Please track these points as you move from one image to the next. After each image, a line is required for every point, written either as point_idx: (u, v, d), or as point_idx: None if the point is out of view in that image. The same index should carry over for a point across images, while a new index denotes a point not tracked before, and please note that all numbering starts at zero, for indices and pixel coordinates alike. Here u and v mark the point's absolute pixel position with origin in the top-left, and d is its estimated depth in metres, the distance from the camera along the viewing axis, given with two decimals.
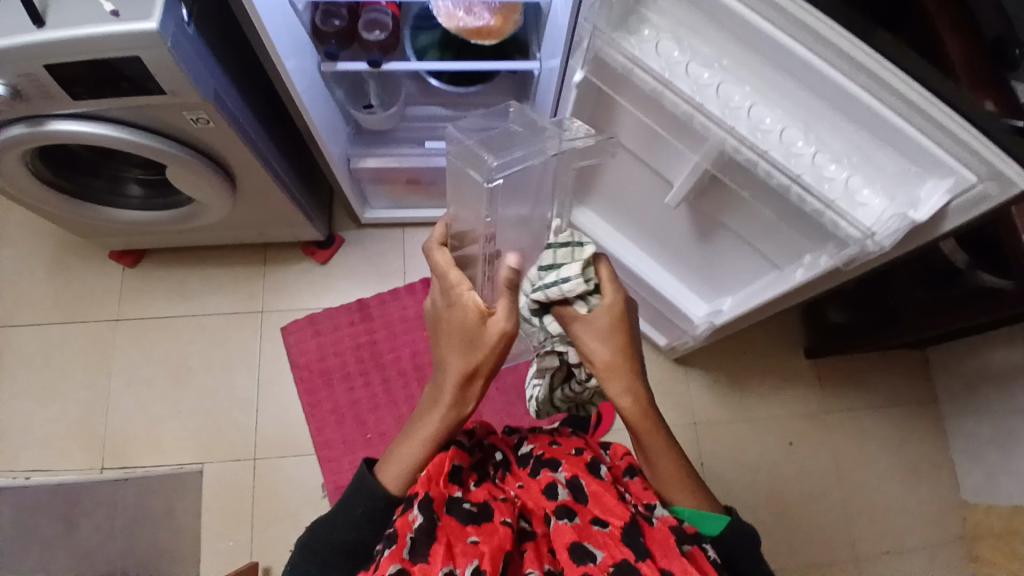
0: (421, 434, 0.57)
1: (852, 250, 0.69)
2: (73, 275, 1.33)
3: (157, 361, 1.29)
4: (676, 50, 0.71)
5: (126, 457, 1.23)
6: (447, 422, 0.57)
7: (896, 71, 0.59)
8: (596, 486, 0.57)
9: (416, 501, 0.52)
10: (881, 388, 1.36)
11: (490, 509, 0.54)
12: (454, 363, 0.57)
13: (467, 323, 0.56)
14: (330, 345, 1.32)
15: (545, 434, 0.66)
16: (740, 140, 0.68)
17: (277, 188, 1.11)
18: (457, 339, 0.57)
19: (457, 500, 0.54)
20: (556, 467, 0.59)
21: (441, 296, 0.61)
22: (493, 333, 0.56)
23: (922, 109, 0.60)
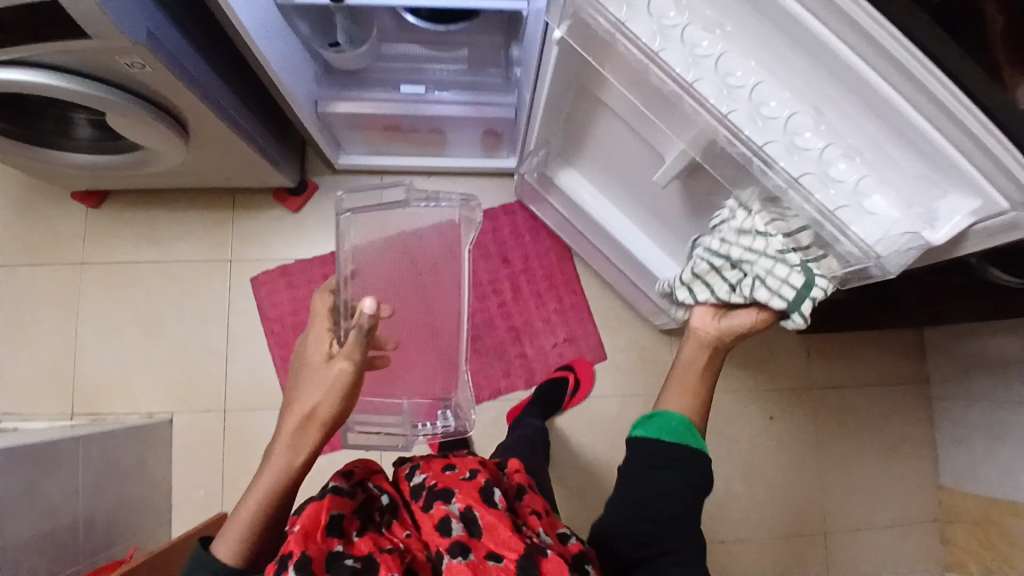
0: (259, 485, 0.54)
1: (859, 264, 0.62)
2: (35, 215, 1.27)
3: (125, 309, 1.25)
4: (671, 9, 0.60)
5: (97, 405, 1.21)
6: (282, 480, 0.54)
7: (933, 69, 0.49)
8: (490, 518, 0.55)
9: (291, 563, 0.48)
10: (871, 365, 1.32)
11: (377, 562, 0.50)
12: (299, 402, 0.56)
13: (316, 364, 0.58)
14: (302, 299, 1.27)
15: (438, 463, 0.64)
16: (733, 132, 0.59)
17: (235, 134, 1.01)
18: (309, 382, 0.57)
19: (339, 555, 0.50)
20: (449, 498, 0.57)
21: (310, 339, 0.62)
22: (338, 373, 0.56)
23: (952, 109, 0.50)
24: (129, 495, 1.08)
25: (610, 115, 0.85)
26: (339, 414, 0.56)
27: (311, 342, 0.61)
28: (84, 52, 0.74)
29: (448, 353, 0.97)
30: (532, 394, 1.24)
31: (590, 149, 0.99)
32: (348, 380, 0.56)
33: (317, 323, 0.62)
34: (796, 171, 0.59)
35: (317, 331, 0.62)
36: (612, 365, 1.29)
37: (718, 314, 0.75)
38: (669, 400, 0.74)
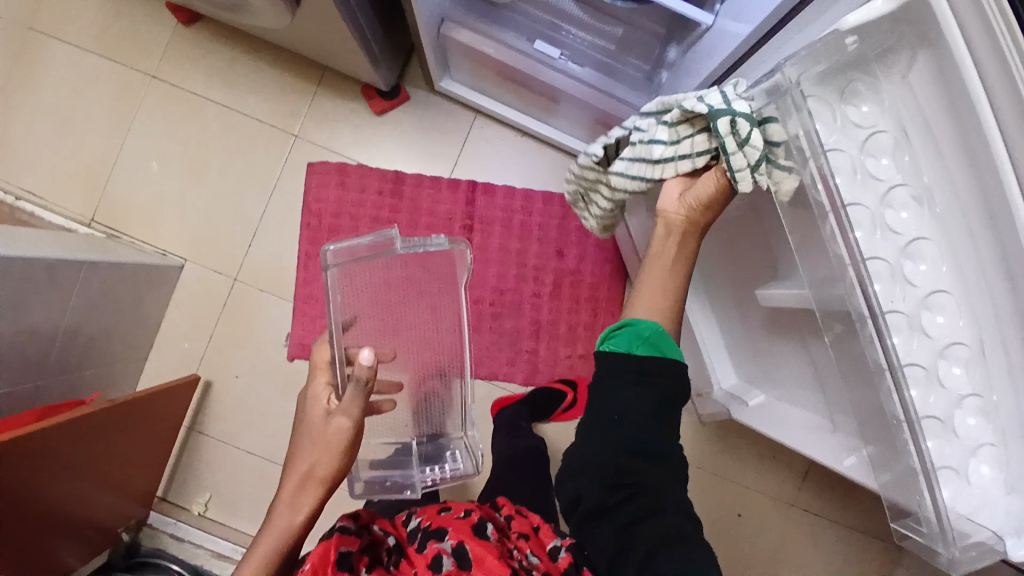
0: (257, 551, 0.57)
1: (913, 529, 0.53)
2: (125, 7, 1.19)
3: (176, 141, 1.20)
4: (886, 158, 0.50)
5: (116, 222, 1.18)
6: (278, 543, 0.58)
7: None
8: (479, 549, 0.53)
9: None
10: (860, 512, 1.26)
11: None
12: (301, 463, 0.60)
13: (316, 423, 0.62)
14: (347, 205, 1.21)
15: (433, 506, 0.62)
16: (875, 331, 0.50)
17: (344, 24, 0.92)
18: (311, 443, 0.61)
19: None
20: (442, 535, 0.55)
21: (309, 396, 0.65)
22: (333, 435, 0.60)
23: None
24: (119, 326, 1.08)
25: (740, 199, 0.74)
26: (339, 472, 0.61)
27: (309, 401, 0.64)
28: None
29: (441, 353, 0.80)
30: (526, 394, 1.19)
31: None
32: (345, 436, 0.60)
33: (316, 378, 0.65)
34: (921, 408, 0.50)
35: (316, 387, 0.64)
36: None
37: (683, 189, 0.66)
38: (639, 301, 0.66)
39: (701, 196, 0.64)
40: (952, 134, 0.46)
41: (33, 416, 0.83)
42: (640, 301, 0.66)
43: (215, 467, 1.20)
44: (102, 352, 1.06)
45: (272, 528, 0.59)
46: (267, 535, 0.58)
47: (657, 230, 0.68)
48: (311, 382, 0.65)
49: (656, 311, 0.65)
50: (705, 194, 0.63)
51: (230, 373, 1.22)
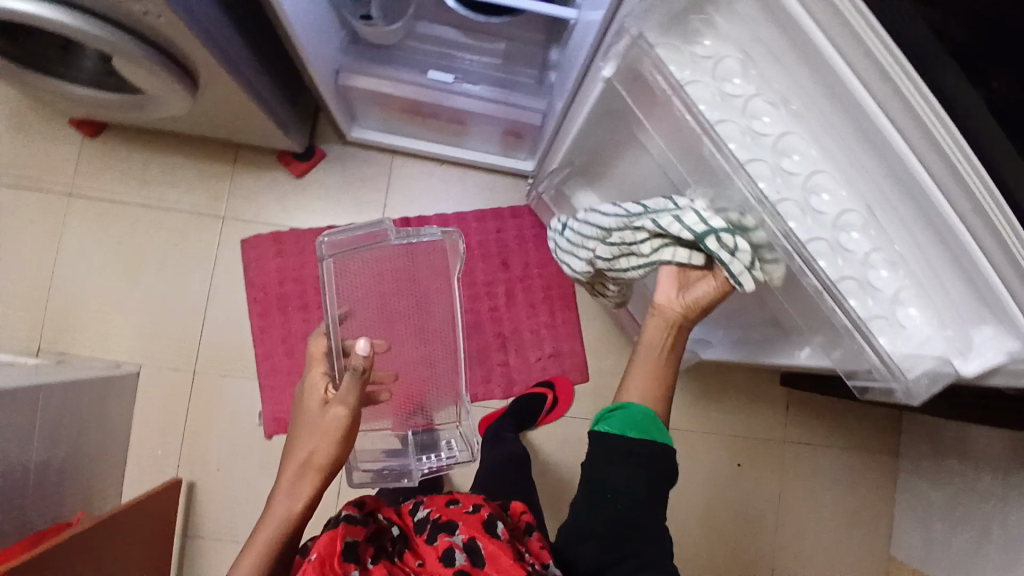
0: (258, 539, 0.56)
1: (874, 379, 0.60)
2: (25, 133, 1.20)
3: (107, 250, 1.21)
4: (738, 78, 0.56)
5: (63, 344, 1.18)
6: (279, 527, 0.56)
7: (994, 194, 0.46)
8: (493, 546, 0.53)
9: None
10: (848, 430, 1.32)
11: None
12: (299, 450, 0.60)
13: (314, 413, 0.63)
14: (290, 270, 1.23)
15: (442, 496, 0.62)
16: (774, 221, 0.56)
17: (246, 95, 0.95)
18: (306, 431, 0.61)
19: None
20: (453, 529, 0.55)
21: (306, 389, 0.67)
22: (331, 423, 0.60)
23: (1012, 254, 0.46)
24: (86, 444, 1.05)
25: (642, 157, 0.79)
26: (338, 459, 0.61)
27: (306, 391, 0.66)
28: None
29: (437, 347, 0.99)
30: (508, 405, 1.21)
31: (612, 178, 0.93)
32: (342, 423, 0.60)
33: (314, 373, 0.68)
34: (835, 274, 0.56)
35: (313, 378, 0.67)
36: (592, 388, 1.27)
37: (680, 290, 0.69)
38: (629, 385, 0.71)
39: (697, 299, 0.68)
40: (782, 39, 0.52)
41: (19, 548, 0.79)
42: (630, 384, 0.71)
43: (218, 567, 1.16)
44: (75, 474, 1.02)
45: (273, 517, 0.57)
46: (268, 520, 0.57)
47: (654, 324, 0.71)
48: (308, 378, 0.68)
49: (646, 394, 0.70)
50: (704, 297, 0.68)
51: (210, 467, 1.18)
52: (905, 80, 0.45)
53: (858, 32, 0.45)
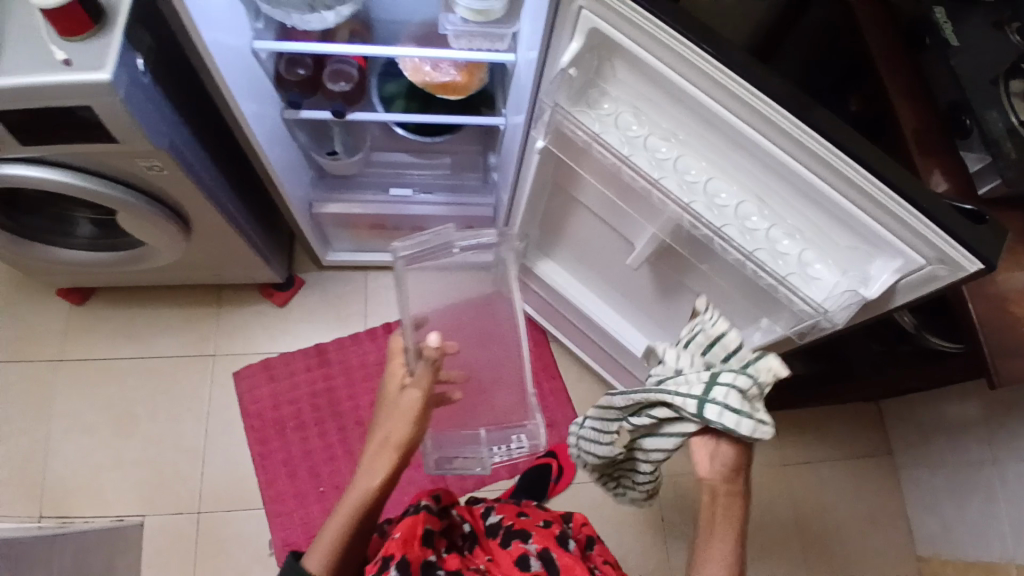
0: (342, 509, 0.62)
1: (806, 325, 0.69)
2: (15, 312, 1.31)
3: (102, 407, 1.26)
4: (634, 125, 0.69)
5: (64, 508, 1.20)
6: (353, 514, 0.61)
7: (852, 163, 0.56)
8: (566, 559, 0.58)
9: (393, 564, 0.55)
10: (839, 438, 1.39)
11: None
12: (380, 431, 0.67)
13: (392, 397, 0.71)
14: (284, 394, 1.28)
15: (512, 506, 0.68)
16: (697, 218, 0.67)
17: (234, 232, 1.08)
18: (387, 412, 0.69)
19: (431, 566, 0.57)
20: (526, 538, 0.61)
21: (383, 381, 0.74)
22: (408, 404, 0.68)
23: (886, 205, 0.58)
24: None
25: (583, 211, 0.94)
26: (414, 440, 0.67)
27: (386, 380, 0.74)
28: (109, 154, 0.84)
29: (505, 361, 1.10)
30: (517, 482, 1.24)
31: (564, 240, 1.07)
32: (417, 404, 0.68)
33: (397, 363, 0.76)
34: (753, 245, 0.67)
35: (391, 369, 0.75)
36: None
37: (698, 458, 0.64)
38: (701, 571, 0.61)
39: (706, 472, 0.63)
40: (657, 89, 0.67)
41: None
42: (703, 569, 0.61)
43: None
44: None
45: (352, 493, 0.62)
46: (352, 492, 0.62)
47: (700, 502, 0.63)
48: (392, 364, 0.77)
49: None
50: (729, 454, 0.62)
51: None
52: (756, 100, 0.57)
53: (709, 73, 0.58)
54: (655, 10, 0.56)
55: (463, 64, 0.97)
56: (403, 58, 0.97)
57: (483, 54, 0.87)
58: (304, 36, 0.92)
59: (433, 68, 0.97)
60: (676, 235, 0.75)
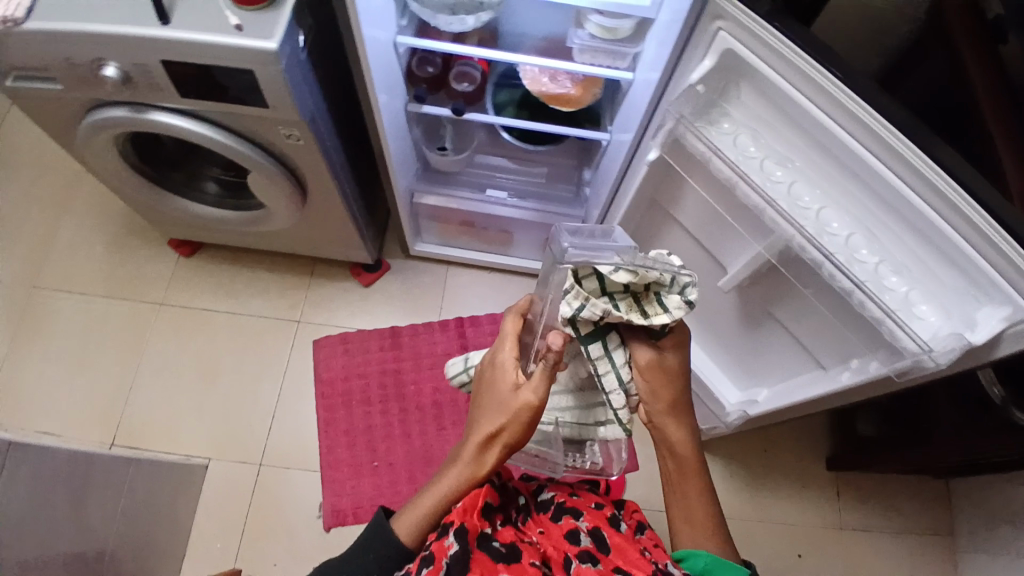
0: (438, 487, 0.61)
1: (907, 363, 0.69)
2: (129, 254, 1.44)
3: (190, 352, 1.36)
4: (752, 146, 0.73)
5: (138, 438, 1.28)
6: (456, 489, 0.60)
7: (971, 201, 0.60)
8: (617, 539, 0.58)
9: (452, 529, 0.54)
10: (897, 510, 1.33)
11: (519, 551, 0.55)
12: (481, 424, 0.61)
13: (501, 390, 0.61)
14: (355, 368, 1.35)
15: (566, 488, 0.69)
16: (808, 240, 0.69)
17: (342, 207, 1.17)
18: (492, 404, 0.61)
19: (488, 537, 0.55)
20: (578, 515, 0.61)
21: (489, 359, 0.65)
22: (517, 401, 0.59)
23: (991, 239, 0.60)
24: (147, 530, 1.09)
25: (678, 230, 0.98)
26: (520, 439, 0.60)
27: (496, 369, 0.63)
28: (253, 117, 0.93)
29: None
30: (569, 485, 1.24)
31: None
32: (532, 411, 0.58)
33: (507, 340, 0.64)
34: (866, 276, 0.68)
35: (502, 355, 0.64)
36: (644, 475, 1.30)
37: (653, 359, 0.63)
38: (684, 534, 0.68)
39: (666, 357, 0.64)
40: (781, 114, 0.72)
41: None
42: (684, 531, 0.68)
43: None
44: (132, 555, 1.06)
45: (446, 481, 0.61)
46: (448, 478, 0.61)
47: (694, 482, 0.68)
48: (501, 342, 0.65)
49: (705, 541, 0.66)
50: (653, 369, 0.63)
51: (267, 562, 1.20)
52: (881, 127, 0.63)
53: (839, 100, 0.64)
54: (785, 32, 0.64)
55: (579, 78, 1.02)
56: (525, 67, 1.02)
57: (604, 69, 0.90)
58: (438, 33, 0.99)
59: (550, 79, 1.02)
60: (783, 255, 0.76)
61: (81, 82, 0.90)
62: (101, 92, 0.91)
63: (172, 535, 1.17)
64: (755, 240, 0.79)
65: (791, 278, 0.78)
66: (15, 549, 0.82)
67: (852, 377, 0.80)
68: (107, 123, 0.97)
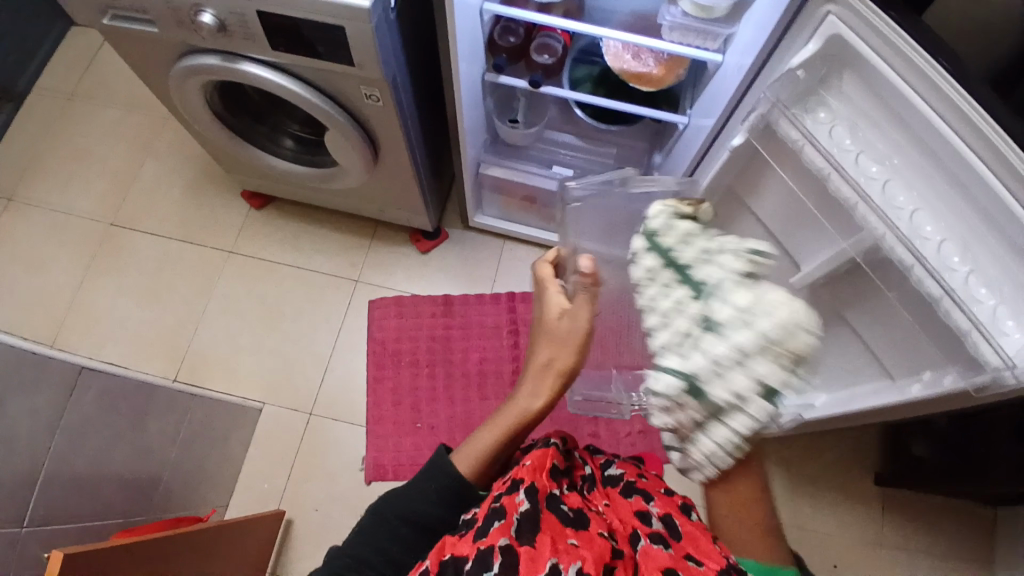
0: (498, 422, 0.64)
1: (986, 377, 0.66)
2: (202, 200, 1.50)
3: (253, 299, 1.41)
4: (849, 139, 0.71)
5: (197, 376, 1.35)
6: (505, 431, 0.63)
7: None
8: (691, 527, 0.54)
9: (523, 487, 0.54)
10: (940, 534, 1.28)
11: (586, 518, 0.54)
12: (538, 355, 0.63)
13: (550, 324, 0.64)
14: (407, 330, 1.38)
15: (632, 466, 0.65)
16: (899, 239, 0.67)
17: (410, 171, 1.18)
18: (552, 341, 0.63)
19: (557, 499, 0.55)
20: (649, 498, 0.58)
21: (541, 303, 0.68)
22: (557, 327, 0.63)
23: None
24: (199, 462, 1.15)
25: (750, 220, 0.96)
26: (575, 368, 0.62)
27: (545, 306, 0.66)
28: (336, 72, 0.94)
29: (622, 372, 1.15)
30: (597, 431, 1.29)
31: None
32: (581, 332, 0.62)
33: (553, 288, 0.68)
34: (955, 283, 0.66)
35: (551, 297, 0.67)
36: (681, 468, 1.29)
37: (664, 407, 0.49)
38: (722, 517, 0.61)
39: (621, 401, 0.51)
40: (882, 106, 0.70)
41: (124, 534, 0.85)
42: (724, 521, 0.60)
43: None
44: (186, 485, 1.13)
45: (500, 418, 0.64)
46: (507, 409, 0.64)
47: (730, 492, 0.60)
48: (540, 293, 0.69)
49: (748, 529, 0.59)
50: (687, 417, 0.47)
51: (309, 507, 1.25)
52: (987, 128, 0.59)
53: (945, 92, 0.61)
54: (899, 21, 0.62)
55: (664, 58, 0.99)
56: (609, 43, 1.01)
57: (691, 49, 0.87)
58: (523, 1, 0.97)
59: (633, 57, 1.00)
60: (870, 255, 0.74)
61: (180, 27, 0.93)
62: (197, 37, 0.95)
63: (224, 466, 1.23)
64: (840, 237, 0.77)
65: (874, 280, 0.75)
66: (82, 462, 0.88)
67: (921, 394, 0.77)
68: (199, 69, 1.00)
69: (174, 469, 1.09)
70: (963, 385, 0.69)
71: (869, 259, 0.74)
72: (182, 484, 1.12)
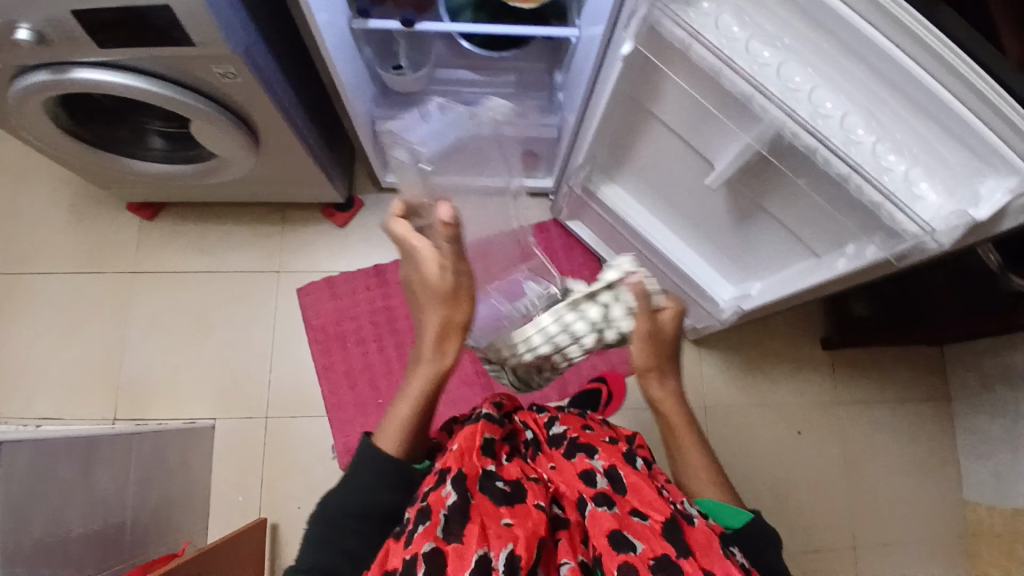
0: (410, 392, 0.61)
1: (906, 246, 0.67)
2: (87, 222, 1.36)
3: (176, 315, 1.32)
4: (736, 27, 0.67)
5: (139, 408, 1.27)
6: (423, 396, 0.61)
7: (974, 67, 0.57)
8: (635, 477, 0.56)
9: (450, 477, 0.51)
10: (893, 381, 1.36)
11: (523, 490, 0.54)
12: (430, 320, 0.59)
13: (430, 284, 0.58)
14: (346, 310, 1.33)
15: (576, 418, 0.66)
16: (801, 124, 0.65)
17: (301, 147, 1.09)
18: (433, 299, 0.59)
19: (490, 477, 0.53)
20: (592, 453, 0.58)
21: (410, 264, 0.62)
22: (441, 285, 0.58)
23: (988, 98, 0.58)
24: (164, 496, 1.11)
25: (658, 125, 0.92)
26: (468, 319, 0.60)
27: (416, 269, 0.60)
28: (185, 59, 0.83)
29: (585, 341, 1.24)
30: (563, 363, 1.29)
31: (633, 163, 1.06)
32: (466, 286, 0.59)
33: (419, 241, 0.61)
34: (861, 158, 0.64)
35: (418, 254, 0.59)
36: None
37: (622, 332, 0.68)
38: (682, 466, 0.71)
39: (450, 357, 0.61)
40: None
41: None
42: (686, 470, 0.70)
43: None
44: (156, 522, 1.09)
45: (410, 391, 0.61)
46: (417, 378, 0.61)
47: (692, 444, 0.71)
48: (409, 252, 0.61)
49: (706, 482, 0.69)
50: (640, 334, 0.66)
51: (291, 506, 1.23)
52: None
53: None
54: None
55: None
56: None
57: None
58: None
59: None
60: (773, 144, 0.72)
61: None
62: (19, 56, 0.81)
63: (192, 491, 1.19)
64: (742, 130, 0.75)
65: (784, 168, 0.74)
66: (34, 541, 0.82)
67: (847, 265, 0.78)
68: (27, 89, 0.87)
69: (140, 511, 1.04)
70: (886, 254, 0.71)
71: (774, 146, 0.72)
72: (153, 523, 1.08)
